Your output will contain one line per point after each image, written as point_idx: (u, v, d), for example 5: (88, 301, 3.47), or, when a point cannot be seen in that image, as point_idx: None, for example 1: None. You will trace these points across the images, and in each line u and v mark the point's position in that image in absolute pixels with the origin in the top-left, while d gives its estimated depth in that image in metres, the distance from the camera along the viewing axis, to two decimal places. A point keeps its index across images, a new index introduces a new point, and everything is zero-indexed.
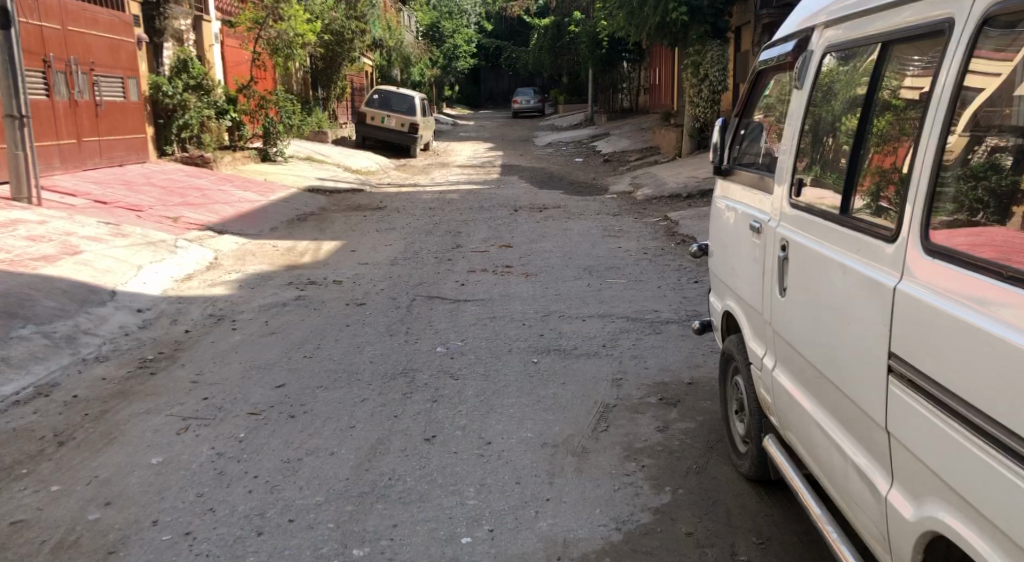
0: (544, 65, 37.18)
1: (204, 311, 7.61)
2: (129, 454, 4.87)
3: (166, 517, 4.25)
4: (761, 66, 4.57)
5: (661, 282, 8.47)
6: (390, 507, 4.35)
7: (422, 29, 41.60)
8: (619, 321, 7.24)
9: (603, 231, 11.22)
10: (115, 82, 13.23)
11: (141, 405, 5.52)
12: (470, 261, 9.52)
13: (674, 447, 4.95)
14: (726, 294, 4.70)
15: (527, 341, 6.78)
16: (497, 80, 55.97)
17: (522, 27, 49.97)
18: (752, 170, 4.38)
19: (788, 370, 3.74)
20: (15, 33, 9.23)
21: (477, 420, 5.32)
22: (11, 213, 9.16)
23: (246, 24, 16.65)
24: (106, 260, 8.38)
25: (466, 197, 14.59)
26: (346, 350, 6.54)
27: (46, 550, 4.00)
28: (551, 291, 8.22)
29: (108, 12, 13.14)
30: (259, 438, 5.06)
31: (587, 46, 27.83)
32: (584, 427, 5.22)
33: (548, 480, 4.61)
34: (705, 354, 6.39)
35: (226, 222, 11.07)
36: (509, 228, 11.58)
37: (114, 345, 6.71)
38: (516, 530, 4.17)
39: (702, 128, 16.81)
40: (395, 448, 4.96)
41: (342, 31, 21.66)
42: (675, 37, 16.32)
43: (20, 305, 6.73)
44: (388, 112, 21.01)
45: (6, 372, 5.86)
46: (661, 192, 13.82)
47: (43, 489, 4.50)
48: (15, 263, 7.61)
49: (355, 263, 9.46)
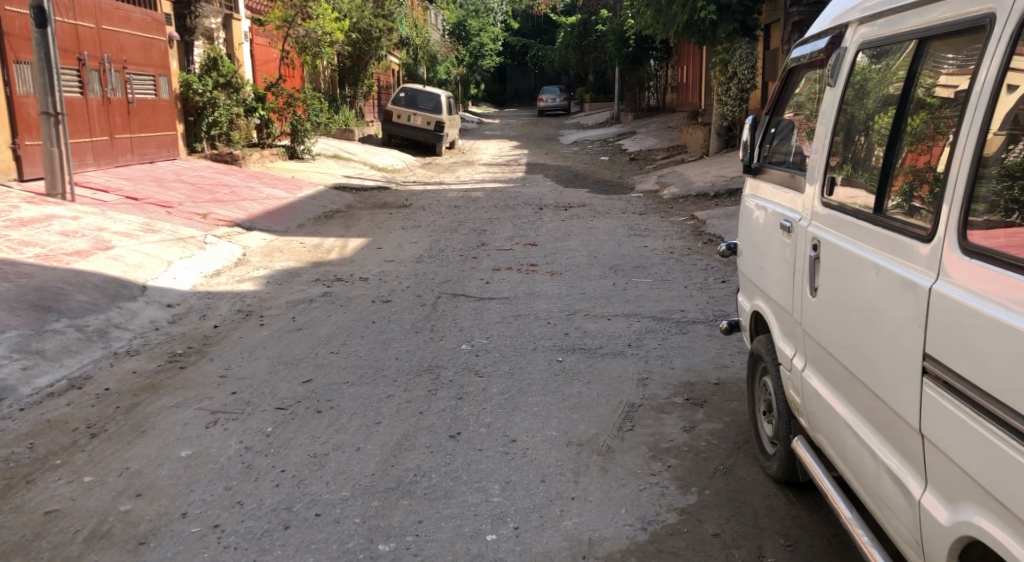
0: (571, 64, 37.01)
1: (233, 307, 7.69)
2: (160, 446, 4.92)
3: (195, 509, 4.29)
4: (793, 63, 4.53)
5: (687, 282, 8.43)
6: (416, 503, 4.37)
7: (448, 27, 41.53)
8: (646, 320, 7.23)
9: (629, 230, 11.19)
10: (146, 80, 13.35)
11: (171, 399, 5.58)
12: (494, 260, 9.54)
13: (701, 447, 4.94)
14: (754, 294, 4.68)
15: (552, 339, 6.78)
16: (523, 78, 56.01)
17: (547, 25, 49.83)
18: (783, 169, 4.35)
19: (818, 372, 3.72)
20: (51, 33, 9.33)
21: (502, 417, 5.33)
22: (46, 208, 9.28)
23: (275, 22, 16.69)
24: (137, 255, 8.47)
25: (491, 196, 14.61)
26: (372, 346, 6.58)
27: (79, 540, 4.05)
28: (577, 290, 8.22)
29: (142, 11, 13.31)
30: (286, 433, 5.10)
31: (614, 44, 27.77)
32: (609, 426, 5.21)
33: (573, 479, 4.61)
34: (732, 355, 6.36)
35: (254, 219, 11.13)
36: (533, 227, 11.56)
37: (144, 339, 6.78)
38: (542, 528, 4.17)
39: (730, 127, 16.65)
40: (421, 444, 4.98)
41: (370, 29, 21.74)
42: (703, 36, 16.24)
43: (55, 299, 6.83)
44: (414, 110, 21.09)
45: (42, 364, 5.96)
46: (687, 191, 13.75)
47: (76, 479, 4.57)
48: (49, 258, 7.73)
49: (380, 261, 9.50)
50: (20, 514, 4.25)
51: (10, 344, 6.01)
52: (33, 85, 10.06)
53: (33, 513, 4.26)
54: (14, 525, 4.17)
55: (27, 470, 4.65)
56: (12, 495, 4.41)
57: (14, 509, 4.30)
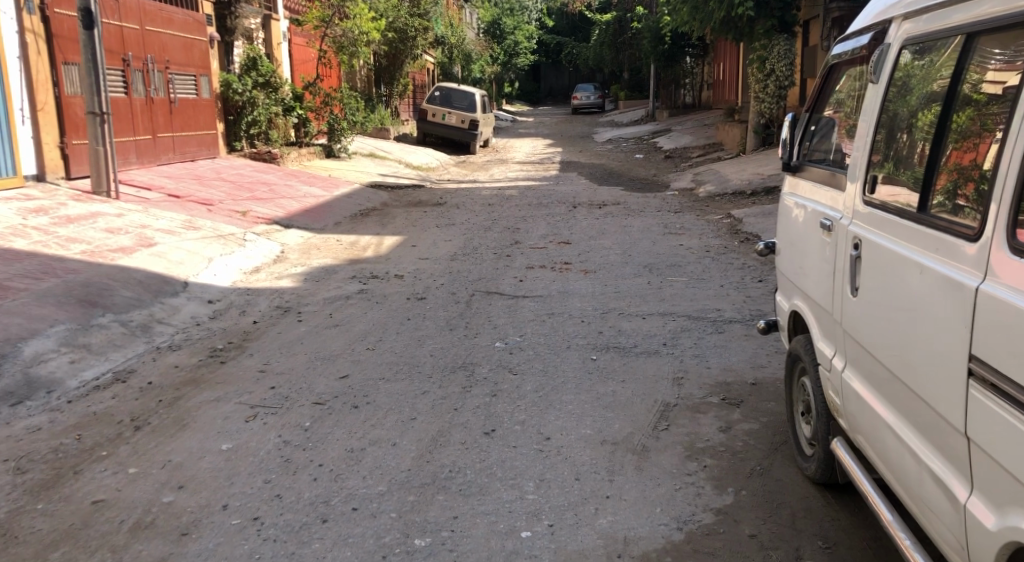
0: (606, 61, 36.91)
1: (271, 303, 7.78)
2: (201, 439, 5.01)
3: (235, 502, 4.36)
4: (834, 60, 4.50)
5: (724, 281, 8.40)
6: (451, 499, 4.40)
7: (483, 26, 41.63)
8: (681, 320, 7.21)
9: (664, 228, 11.15)
10: (188, 80, 13.53)
11: (212, 393, 5.67)
12: (528, 258, 9.56)
13: (737, 448, 4.92)
14: (793, 293, 4.66)
15: (586, 338, 6.79)
16: (558, 76, 55.93)
17: (582, 22, 49.73)
18: (823, 167, 4.33)
19: (858, 373, 3.70)
20: (97, 34, 9.50)
21: (536, 415, 5.35)
22: (91, 206, 9.45)
23: (313, 22, 16.84)
24: (179, 252, 8.60)
25: (525, 194, 14.63)
26: (407, 343, 6.63)
27: (125, 529, 4.14)
28: (611, 288, 8.21)
29: (184, 12, 13.49)
30: (323, 428, 5.16)
31: (650, 41, 27.64)
32: (644, 426, 5.21)
33: (607, 477, 4.62)
34: (769, 355, 6.33)
35: (292, 217, 11.25)
36: (567, 225, 11.56)
37: (186, 334, 6.89)
38: (576, 526, 4.19)
39: (767, 124, 16.52)
40: (455, 440, 5.01)
41: (406, 28, 21.84)
42: (740, 32, 16.11)
43: (100, 295, 6.96)
44: (448, 109, 21.16)
45: (88, 358, 6.08)
46: (724, 189, 13.67)
47: (121, 470, 4.66)
48: (94, 255, 7.87)
49: (415, 259, 9.56)
50: (68, 504, 4.35)
51: (58, 338, 6.14)
52: (80, 86, 10.25)
53: (80, 502, 4.36)
54: (62, 514, 4.26)
55: (74, 461, 4.76)
56: (60, 485, 4.52)
57: (62, 498, 4.40)
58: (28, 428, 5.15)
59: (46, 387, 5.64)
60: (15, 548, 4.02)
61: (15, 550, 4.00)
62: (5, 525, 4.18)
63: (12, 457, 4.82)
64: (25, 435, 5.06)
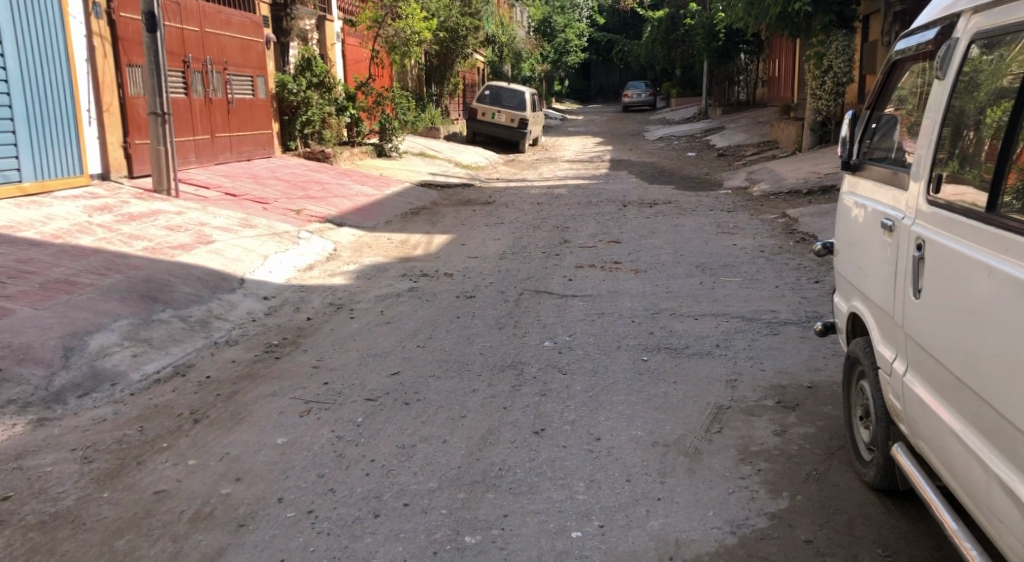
0: (658, 59, 36.65)
1: (325, 300, 7.88)
2: (258, 433, 5.09)
3: (290, 495, 4.43)
4: (897, 56, 4.42)
5: (778, 281, 8.30)
6: (501, 497, 4.42)
7: (534, 24, 41.63)
8: (734, 321, 7.14)
9: (717, 228, 11.05)
10: (245, 81, 13.74)
11: (268, 387, 5.76)
12: (577, 257, 9.55)
13: (792, 452, 4.86)
14: (852, 294, 4.59)
15: (637, 338, 6.76)
16: (608, 74, 55.70)
17: (634, 20, 49.42)
18: (884, 166, 4.26)
19: (920, 377, 3.64)
20: (160, 36, 9.70)
21: (586, 415, 5.34)
22: (152, 204, 9.65)
23: (365, 23, 16.99)
24: (236, 249, 8.74)
25: (575, 193, 14.59)
26: (457, 341, 6.66)
27: (185, 519, 4.23)
28: (662, 289, 8.17)
29: (242, 14, 13.70)
30: (375, 423, 5.20)
31: (703, 38, 27.40)
32: (696, 428, 5.18)
33: (658, 479, 4.60)
34: (825, 357, 6.24)
35: (344, 215, 11.37)
36: (618, 224, 11.51)
37: (243, 330, 7.00)
38: (627, 527, 4.18)
39: (824, 122, 16.28)
40: (505, 439, 5.02)
41: (457, 27, 21.94)
42: (797, 28, 15.88)
43: (161, 290, 7.11)
44: (498, 108, 21.22)
45: (150, 352, 6.22)
46: (778, 189, 13.51)
47: (182, 462, 4.76)
48: (156, 251, 8.04)
49: (465, 257, 9.60)
50: (132, 493, 4.46)
51: (122, 332, 6.29)
52: (142, 87, 10.47)
53: (143, 492, 4.47)
54: (126, 503, 4.37)
55: (138, 452, 4.87)
56: (124, 475, 4.63)
57: (126, 488, 4.52)
58: (93, 420, 5.29)
59: (111, 379, 5.78)
60: (81, 535, 4.13)
61: (82, 537, 4.12)
62: (72, 513, 4.31)
63: (79, 447, 4.95)
64: (91, 426, 5.20)
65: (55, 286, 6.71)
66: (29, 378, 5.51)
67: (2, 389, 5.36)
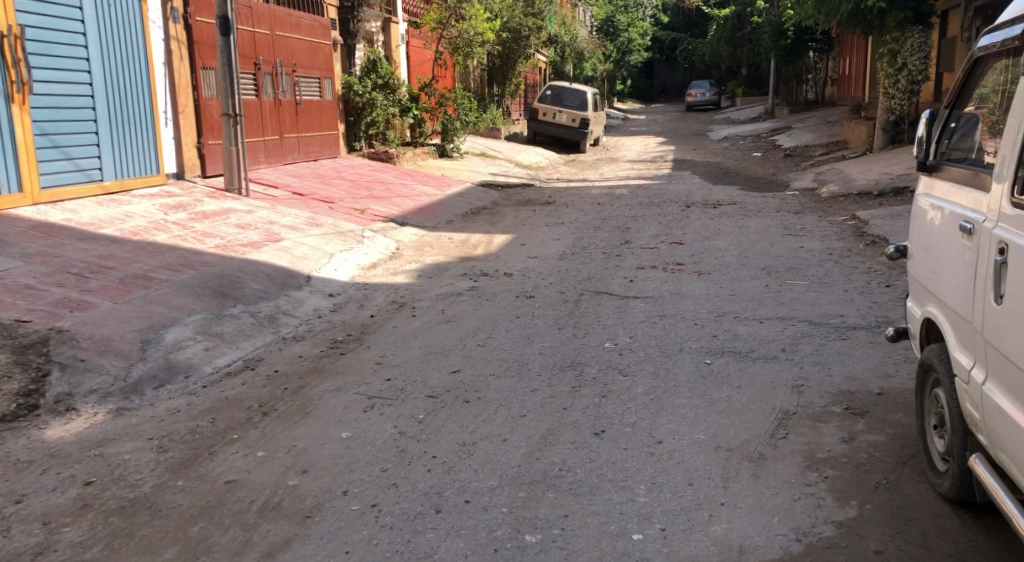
0: (723, 57, 36.18)
1: (387, 298, 7.92)
2: (323, 427, 5.12)
3: (354, 488, 4.46)
4: (978, 53, 4.27)
5: (847, 285, 8.10)
6: (561, 497, 4.38)
7: (597, 24, 41.46)
8: (801, 325, 6.99)
9: (783, 229, 10.85)
10: (313, 82, 13.91)
11: (333, 382, 5.80)
12: (638, 258, 9.45)
13: (862, 460, 4.73)
14: (926, 299, 4.45)
15: (700, 341, 6.66)
16: (671, 74, 55.18)
17: (698, 19, 48.87)
18: (964, 166, 4.12)
19: (1000, 386, 3.51)
20: (233, 39, 9.87)
21: (647, 418, 5.26)
22: (223, 202, 9.82)
23: (430, 24, 17.08)
24: (303, 247, 8.84)
25: (636, 193, 14.47)
26: (517, 340, 6.63)
27: (254, 509, 4.29)
28: (726, 291, 8.04)
29: (311, 17, 13.87)
30: (436, 421, 5.20)
31: (770, 36, 26.96)
32: (761, 433, 5.07)
33: (722, 484, 4.51)
34: (896, 364, 6.07)
35: (406, 215, 11.43)
36: (680, 225, 11.38)
37: (309, 326, 7.07)
38: (689, 531, 4.12)
39: (897, 122, 15.88)
40: (565, 439, 4.98)
41: (520, 28, 21.95)
42: (869, 25, 15.50)
43: (231, 286, 7.23)
44: (559, 108, 21.17)
45: (221, 345, 6.32)
46: (848, 190, 13.21)
47: (251, 453, 4.82)
48: (226, 248, 8.18)
49: (525, 257, 9.57)
50: (203, 482, 4.54)
51: (195, 326, 6.40)
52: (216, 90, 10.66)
53: (214, 481, 4.54)
54: (198, 492, 4.45)
55: (210, 443, 4.95)
56: (197, 464, 4.71)
57: (198, 477, 4.60)
58: (168, 411, 5.40)
59: (184, 371, 5.89)
60: (157, 521, 4.23)
61: (158, 523, 4.22)
62: (149, 499, 4.40)
63: (155, 436, 5.05)
64: (166, 416, 5.30)
65: (133, 280, 6.87)
66: (108, 369, 5.66)
67: (84, 379, 5.52)
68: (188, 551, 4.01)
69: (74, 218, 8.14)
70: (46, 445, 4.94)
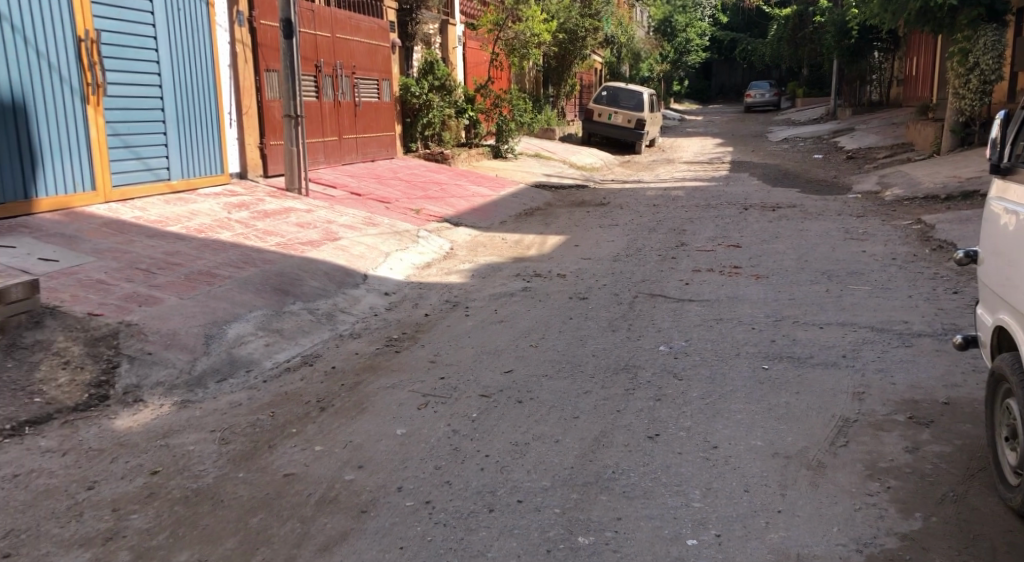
0: (784, 57, 35.60)
1: (441, 297, 7.91)
2: (379, 423, 5.12)
3: (409, 484, 4.45)
4: None
5: (912, 291, 7.89)
6: (614, 500, 4.32)
7: (654, 24, 41.12)
8: (863, 331, 6.81)
9: (844, 233, 10.61)
10: (371, 84, 13.99)
11: (388, 379, 5.80)
12: (694, 260, 9.33)
13: (926, 471, 4.58)
14: (999, 306, 4.29)
15: (757, 345, 6.52)
16: (730, 74, 54.51)
17: (758, 18, 48.18)
18: None
19: None
20: (296, 42, 9.97)
21: (702, 422, 5.16)
22: (284, 202, 9.93)
23: (487, 26, 17.09)
24: (360, 246, 8.89)
25: (692, 195, 14.30)
26: (570, 342, 6.57)
27: (312, 502, 4.32)
28: (785, 295, 7.87)
29: (370, 19, 13.97)
30: (489, 420, 5.17)
31: (834, 35, 26.48)
32: (820, 440, 4.94)
33: (779, 491, 4.41)
34: (964, 373, 5.87)
35: (461, 215, 11.45)
36: (738, 227, 11.20)
37: (365, 323, 7.09)
38: (745, 538, 4.05)
39: (967, 123, 15.50)
40: (619, 442, 4.91)
41: (577, 28, 21.85)
42: (939, 24, 15.09)
43: (291, 284, 7.30)
44: (614, 109, 21.03)
45: (280, 341, 6.36)
46: (913, 193, 12.89)
47: (309, 447, 4.84)
48: (287, 247, 8.27)
49: (578, 259, 9.50)
50: (263, 474, 4.58)
51: (256, 322, 6.46)
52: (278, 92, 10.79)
53: (274, 474, 4.58)
54: (257, 484, 4.49)
55: (270, 436, 4.98)
56: (259, 456, 4.75)
57: (259, 469, 4.63)
58: (230, 404, 5.45)
59: (246, 366, 5.94)
60: (220, 511, 4.27)
61: (220, 512, 4.26)
62: (212, 489, 4.45)
63: (217, 428, 5.09)
64: (228, 409, 5.35)
65: (198, 276, 6.96)
66: (174, 362, 5.74)
67: (151, 371, 5.61)
68: (248, 541, 4.06)
69: (143, 215, 8.28)
70: (116, 434, 5.02)
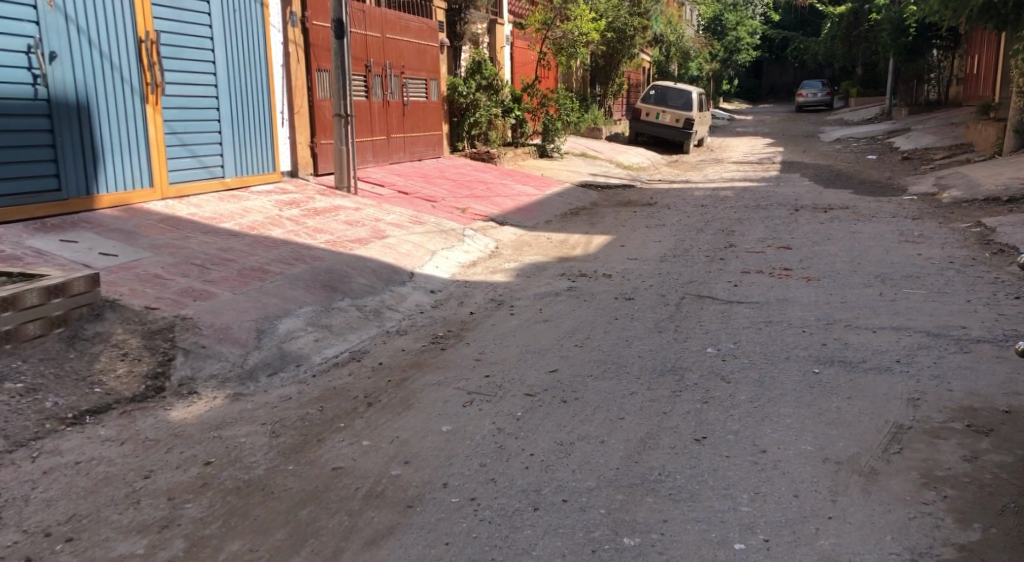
0: (838, 56, 34.99)
1: (486, 296, 7.90)
2: (424, 420, 5.12)
3: (455, 481, 4.44)
4: None
5: (970, 296, 7.69)
6: (661, 502, 4.27)
7: (704, 22, 40.71)
8: (917, 336, 6.66)
9: (899, 236, 10.39)
10: (419, 84, 14.04)
11: (434, 377, 5.80)
12: (743, 262, 9.20)
13: (984, 481, 4.45)
14: None
15: (808, 349, 6.41)
16: (781, 73, 53.76)
17: (811, 17, 47.44)
18: None
19: None
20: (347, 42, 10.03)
21: (751, 426, 5.08)
22: (333, 200, 10.00)
23: (535, 25, 17.07)
24: (406, 244, 8.92)
25: (741, 196, 14.12)
26: (615, 342, 6.51)
27: (359, 496, 4.33)
28: (837, 298, 7.73)
29: (419, 19, 14.02)
30: (534, 419, 5.14)
31: (891, 33, 25.95)
32: (872, 446, 4.84)
33: (830, 497, 4.32)
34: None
35: (507, 214, 11.43)
36: (788, 229, 11.03)
37: (411, 320, 7.11)
38: (794, 544, 3.99)
39: None
40: (665, 444, 4.85)
41: (625, 27, 21.71)
42: (1002, 20, 14.66)
43: (340, 281, 7.34)
44: (662, 108, 20.87)
45: (329, 337, 6.40)
46: (972, 196, 12.58)
47: (357, 442, 4.86)
48: (335, 244, 8.32)
49: (625, 259, 9.42)
50: (311, 468, 4.60)
51: (306, 318, 6.51)
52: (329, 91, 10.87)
53: (323, 467, 4.60)
54: (306, 477, 4.51)
55: (319, 430, 5.00)
56: (308, 450, 4.77)
57: (308, 462, 4.65)
58: (281, 398, 5.48)
59: (295, 360, 5.98)
60: (270, 502, 4.30)
61: (270, 503, 4.29)
62: (263, 481, 4.48)
63: (268, 422, 5.13)
64: (279, 403, 5.39)
65: (250, 272, 7.03)
66: (227, 355, 5.80)
67: (205, 363, 5.67)
68: (297, 533, 4.08)
69: (199, 212, 8.39)
70: (171, 424, 5.09)
